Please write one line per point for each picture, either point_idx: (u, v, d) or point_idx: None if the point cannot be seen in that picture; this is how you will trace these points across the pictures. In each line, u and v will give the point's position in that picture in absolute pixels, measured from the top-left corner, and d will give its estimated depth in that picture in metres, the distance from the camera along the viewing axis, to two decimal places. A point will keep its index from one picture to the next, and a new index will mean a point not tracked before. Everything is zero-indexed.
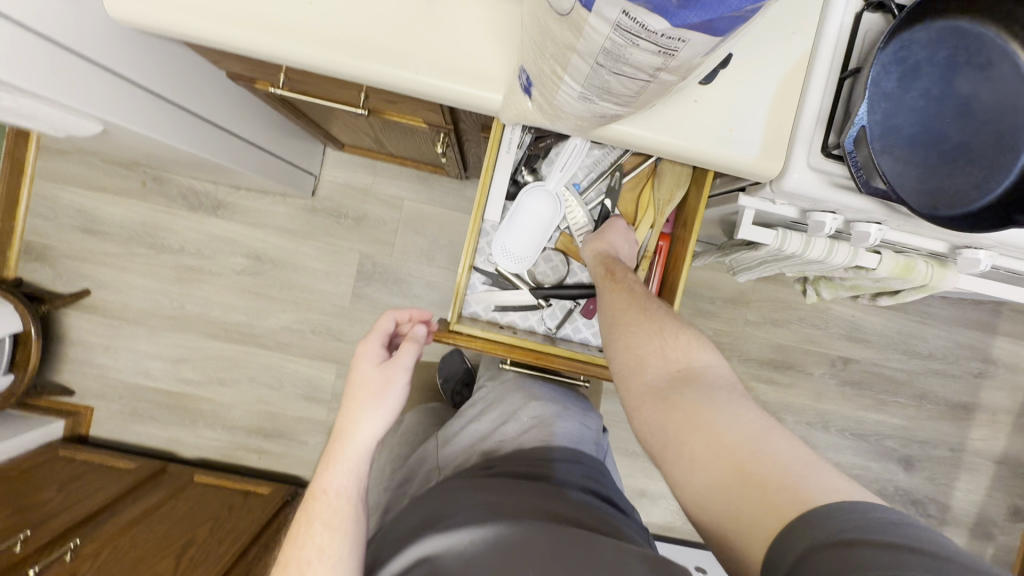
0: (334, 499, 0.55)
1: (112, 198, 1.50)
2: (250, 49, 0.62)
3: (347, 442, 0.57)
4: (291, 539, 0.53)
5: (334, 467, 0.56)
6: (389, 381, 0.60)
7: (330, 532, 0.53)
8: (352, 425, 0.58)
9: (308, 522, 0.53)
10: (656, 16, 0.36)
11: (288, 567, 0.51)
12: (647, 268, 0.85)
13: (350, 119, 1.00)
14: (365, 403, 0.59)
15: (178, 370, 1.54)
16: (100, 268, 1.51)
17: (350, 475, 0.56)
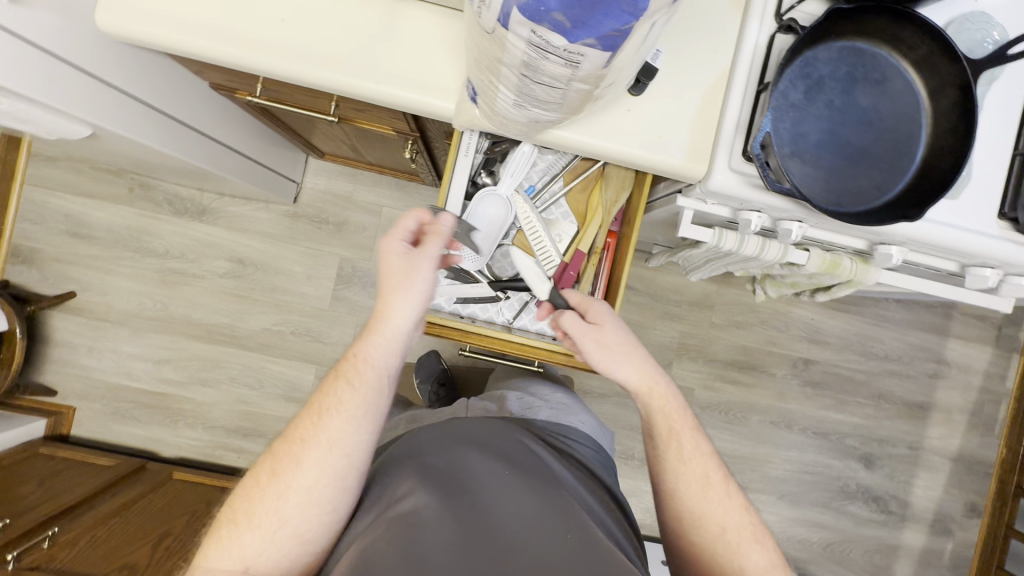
0: (362, 368, 0.66)
1: (100, 203, 1.55)
2: (226, 60, 0.69)
3: (384, 324, 0.67)
4: (319, 392, 0.67)
5: (368, 338, 0.67)
6: (412, 265, 0.67)
7: (348, 393, 0.65)
8: (385, 304, 0.67)
9: (336, 379, 0.66)
10: (556, 34, 0.43)
11: (313, 410, 0.65)
12: (596, 263, 0.92)
13: (327, 128, 1.07)
14: (394, 285, 0.67)
15: (160, 370, 1.58)
16: (86, 271, 1.56)
17: (380, 348, 0.67)
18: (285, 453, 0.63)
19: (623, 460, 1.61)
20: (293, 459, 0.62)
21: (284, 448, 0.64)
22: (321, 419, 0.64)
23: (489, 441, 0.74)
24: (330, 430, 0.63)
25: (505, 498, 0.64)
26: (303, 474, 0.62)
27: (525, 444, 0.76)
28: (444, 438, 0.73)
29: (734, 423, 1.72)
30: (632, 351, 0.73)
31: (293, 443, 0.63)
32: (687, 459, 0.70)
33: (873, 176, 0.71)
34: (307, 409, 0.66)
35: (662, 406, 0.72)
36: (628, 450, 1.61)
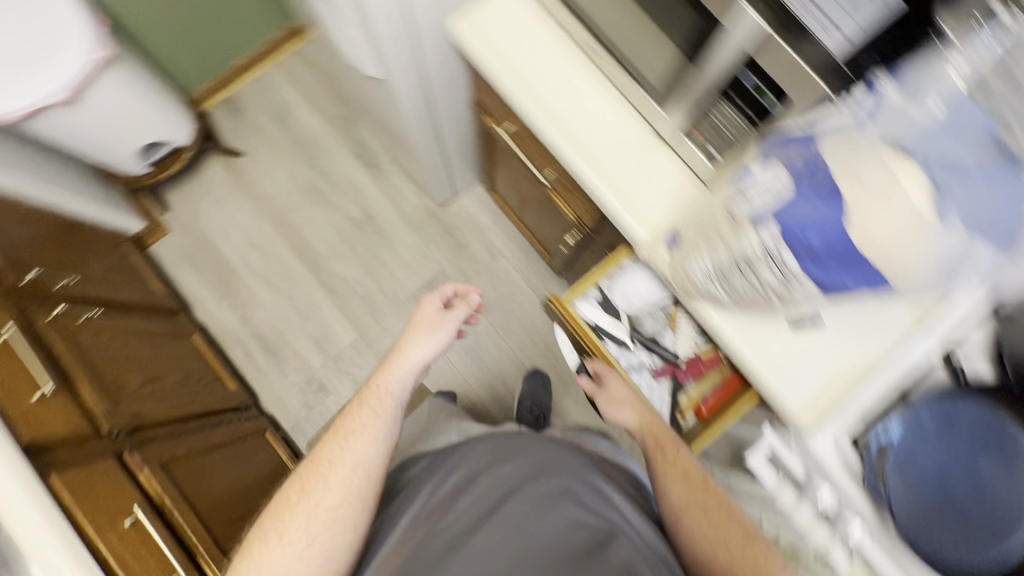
0: (386, 398, 0.90)
1: (312, 109, 1.79)
2: (513, 100, 0.83)
3: (404, 357, 0.94)
4: (344, 417, 0.88)
5: (390, 371, 0.93)
6: (440, 322, 0.98)
7: (371, 415, 0.87)
8: (410, 344, 0.95)
9: (360, 408, 0.89)
10: (792, 257, 0.54)
11: (339, 431, 0.86)
12: (718, 376, 0.93)
13: (521, 180, 1.21)
14: (420, 332, 0.96)
15: (248, 251, 1.72)
16: (264, 146, 1.77)
17: (398, 378, 0.92)
18: (313, 476, 0.83)
19: None
20: (321, 478, 0.82)
21: (309, 472, 0.83)
22: (346, 444, 0.85)
23: (522, 454, 0.90)
24: (354, 449, 0.84)
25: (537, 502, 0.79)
26: (327, 490, 0.81)
27: (559, 455, 0.91)
28: (483, 457, 0.91)
29: None
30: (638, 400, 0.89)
31: (318, 468, 0.83)
32: (689, 477, 0.82)
33: (961, 546, 0.66)
34: (331, 436, 0.87)
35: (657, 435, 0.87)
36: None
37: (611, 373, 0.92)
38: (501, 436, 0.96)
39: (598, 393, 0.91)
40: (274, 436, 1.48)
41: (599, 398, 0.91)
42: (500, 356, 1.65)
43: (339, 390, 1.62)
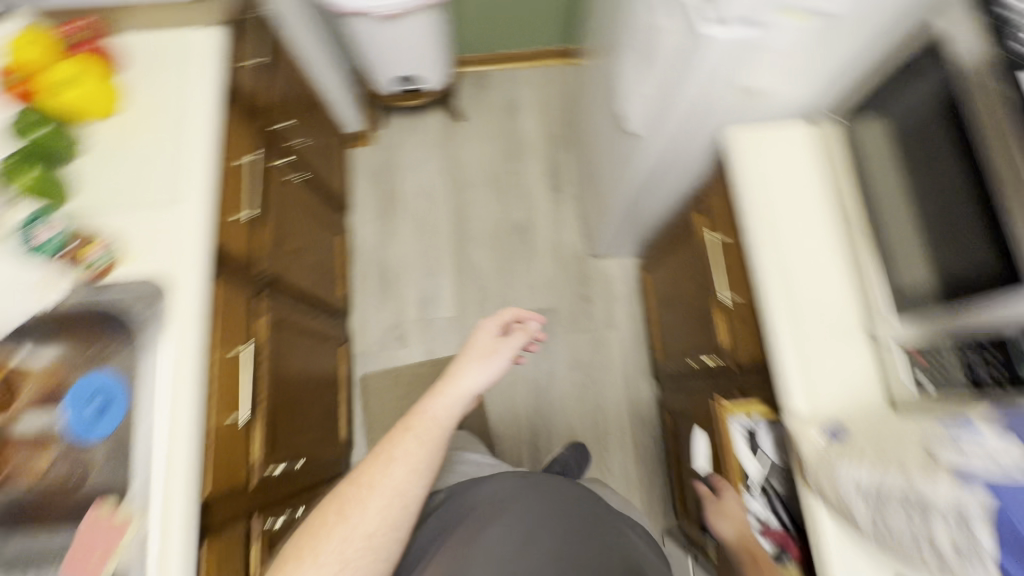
0: (433, 423, 0.89)
1: (538, 117, 1.92)
2: (747, 222, 0.86)
3: (454, 384, 0.93)
4: (388, 438, 0.87)
5: (439, 396, 0.92)
6: (496, 350, 0.99)
7: (417, 442, 0.86)
8: (466, 368, 0.96)
9: (407, 433, 0.87)
10: (990, 538, 0.50)
11: (382, 455, 0.85)
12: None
13: (689, 282, 1.22)
14: (475, 356, 0.97)
15: (418, 195, 1.86)
16: (482, 123, 1.92)
17: (448, 405, 0.91)
18: (352, 497, 0.81)
19: None
20: (361, 498, 0.80)
21: (348, 492, 0.82)
22: (387, 470, 0.83)
23: (542, 506, 0.86)
24: (393, 478, 0.82)
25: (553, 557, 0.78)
26: (365, 512, 0.79)
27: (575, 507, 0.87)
28: (508, 500, 0.87)
29: None
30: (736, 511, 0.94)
31: (357, 491, 0.82)
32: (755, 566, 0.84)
33: None
34: (372, 459, 0.85)
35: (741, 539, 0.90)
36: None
37: (733, 497, 0.96)
38: (524, 475, 0.93)
39: (722, 512, 0.96)
40: (344, 351, 1.59)
41: (719, 517, 0.95)
42: (560, 412, 1.64)
43: (414, 348, 1.70)
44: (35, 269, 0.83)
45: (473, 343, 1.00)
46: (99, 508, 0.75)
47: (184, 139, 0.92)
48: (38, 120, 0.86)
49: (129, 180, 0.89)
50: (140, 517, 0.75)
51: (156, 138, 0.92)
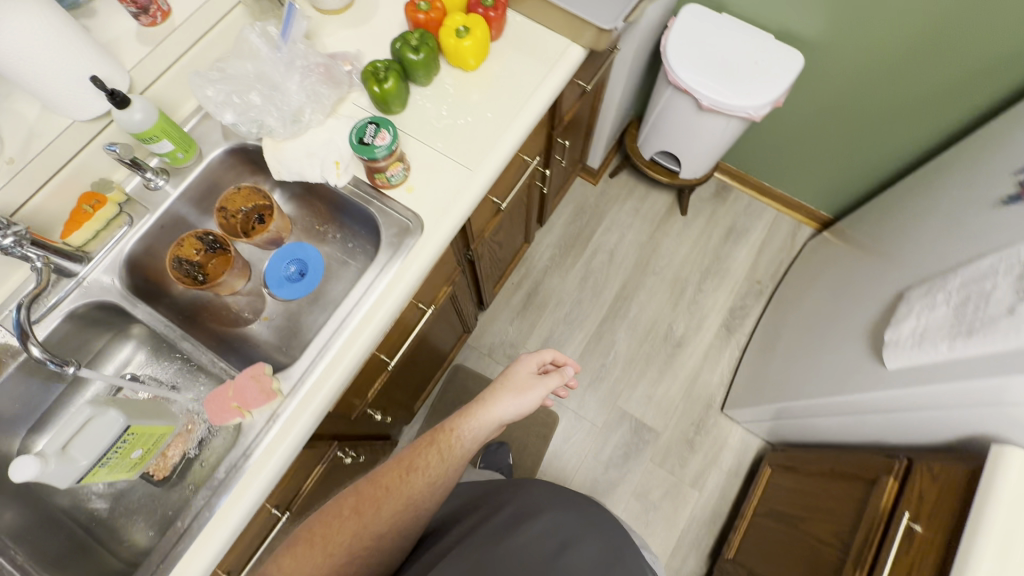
0: (456, 444, 0.90)
1: (755, 255, 1.83)
2: (977, 550, 0.72)
3: (483, 414, 0.91)
4: (413, 450, 0.90)
5: (467, 419, 0.91)
6: (529, 389, 0.93)
7: (436, 460, 0.88)
8: (496, 400, 0.91)
9: (429, 450, 0.89)
10: None
11: (402, 464, 0.88)
12: None
13: (825, 522, 1.10)
14: (508, 389, 0.93)
15: (605, 249, 1.83)
16: (701, 227, 1.87)
17: (471, 432, 0.90)
18: (369, 497, 0.86)
19: None
20: (376, 501, 0.86)
21: (367, 490, 0.87)
22: (404, 478, 0.87)
23: (565, 509, 0.96)
24: (408, 489, 0.86)
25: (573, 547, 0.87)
26: (377, 512, 0.85)
27: (597, 516, 0.97)
28: (542, 501, 0.98)
29: None
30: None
31: (376, 491, 0.87)
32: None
33: None
34: (394, 465, 0.89)
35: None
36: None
37: None
38: (557, 489, 1.02)
39: None
40: (462, 340, 1.60)
41: None
42: None
43: None
44: (334, 151, 0.90)
45: (508, 377, 0.95)
46: (260, 371, 0.78)
47: (504, 127, 0.97)
48: (427, 38, 0.92)
49: (444, 130, 0.96)
50: (284, 400, 0.80)
51: (486, 112, 0.98)
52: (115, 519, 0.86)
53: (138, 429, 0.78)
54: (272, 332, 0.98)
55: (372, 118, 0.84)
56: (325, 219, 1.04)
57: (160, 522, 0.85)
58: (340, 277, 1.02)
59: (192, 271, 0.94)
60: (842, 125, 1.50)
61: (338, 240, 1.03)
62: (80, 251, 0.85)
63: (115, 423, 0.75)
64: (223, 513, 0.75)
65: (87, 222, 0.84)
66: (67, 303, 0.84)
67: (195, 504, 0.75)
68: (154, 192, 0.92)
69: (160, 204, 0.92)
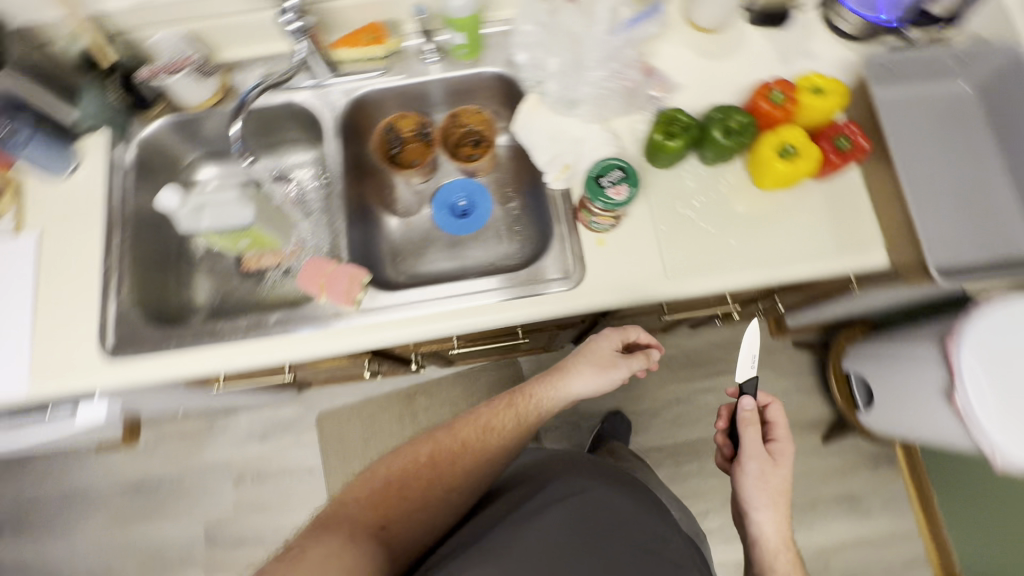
0: (532, 408, 0.79)
1: (849, 542, 1.51)
2: None
3: (561, 377, 0.80)
4: (488, 407, 0.80)
5: (545, 381, 0.81)
6: (614, 365, 0.80)
7: (512, 421, 0.77)
8: (574, 371, 0.80)
9: (506, 408, 0.79)
10: None
11: (477, 419, 0.78)
12: None
13: None
14: (590, 363, 0.80)
15: (721, 398, 1.60)
16: (828, 469, 1.55)
17: (550, 393, 0.80)
18: (442, 448, 0.75)
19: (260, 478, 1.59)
20: (450, 452, 0.75)
21: (442, 441, 0.76)
22: (481, 434, 0.76)
23: (604, 479, 0.81)
24: (485, 445, 0.75)
25: (617, 530, 0.72)
26: (452, 464, 0.74)
27: (636, 490, 0.83)
28: (581, 473, 0.81)
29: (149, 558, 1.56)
30: (780, 504, 0.75)
31: (450, 445, 0.75)
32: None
33: None
34: (469, 419, 0.78)
35: (780, 540, 0.73)
36: (271, 486, 1.59)
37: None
38: (599, 464, 0.88)
39: None
40: (534, 353, 1.53)
41: None
42: None
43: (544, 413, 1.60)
44: (573, 153, 0.83)
45: (590, 346, 0.82)
46: (358, 277, 0.79)
47: (732, 265, 0.82)
48: (746, 131, 0.77)
49: (679, 218, 0.83)
50: (353, 313, 0.80)
51: (729, 236, 0.83)
52: (197, 267, 0.96)
53: (254, 232, 0.84)
54: (401, 237, 0.98)
55: (622, 162, 0.74)
56: (520, 188, 0.99)
57: (220, 297, 0.95)
58: (486, 245, 0.97)
59: (393, 143, 0.95)
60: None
61: (513, 214, 0.98)
62: (335, 66, 0.90)
63: (241, 219, 0.80)
64: (248, 349, 0.80)
65: (357, 48, 0.88)
66: (295, 94, 0.91)
67: (239, 323, 0.81)
68: (420, 63, 0.92)
69: (415, 75, 0.92)
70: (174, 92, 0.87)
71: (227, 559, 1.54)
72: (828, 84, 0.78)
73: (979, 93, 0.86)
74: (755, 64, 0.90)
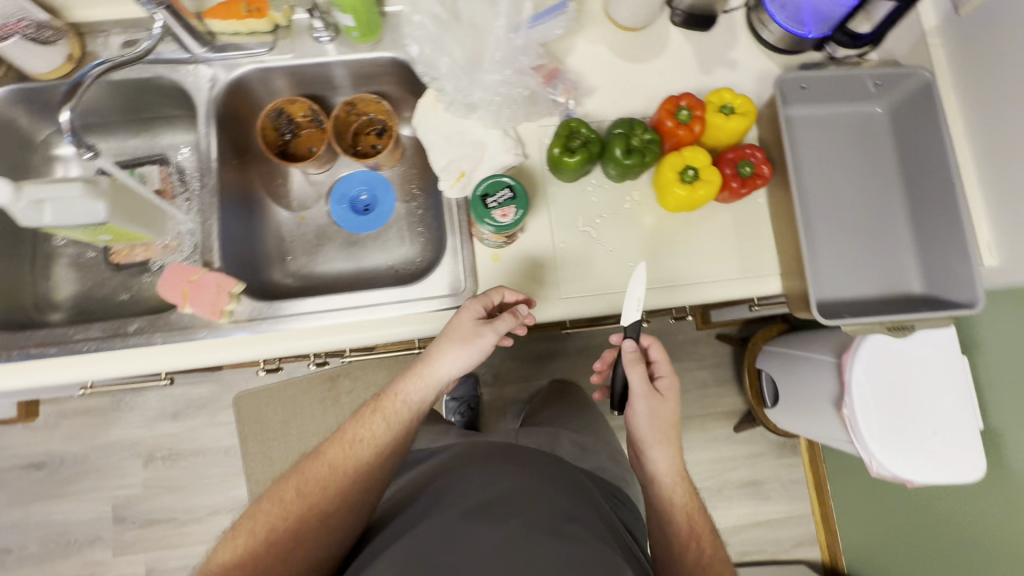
0: (402, 409, 0.74)
1: (747, 522, 1.61)
2: None
3: (427, 369, 0.75)
4: (357, 417, 0.75)
5: (409, 378, 0.75)
6: (478, 335, 0.72)
7: (381, 427, 0.73)
8: (437, 353, 0.73)
9: (372, 415, 0.74)
10: None
11: (344, 435, 0.73)
12: None
13: None
14: (452, 340, 0.73)
15: None
16: (735, 457, 1.64)
17: (416, 387, 0.75)
18: (309, 476, 0.70)
19: (172, 459, 1.54)
20: (317, 482, 0.70)
21: (307, 472, 0.71)
22: (349, 449, 0.72)
23: (514, 466, 0.73)
24: (356, 461, 0.71)
25: (512, 519, 0.62)
26: (321, 494, 0.69)
27: (549, 471, 0.75)
28: (453, 470, 0.74)
29: (54, 538, 1.50)
30: (672, 438, 0.77)
31: (317, 470, 0.71)
32: (704, 566, 0.71)
33: None
34: (334, 439, 0.73)
35: (680, 495, 0.76)
36: (183, 466, 1.54)
37: None
38: (480, 448, 0.80)
39: None
40: None
41: None
42: None
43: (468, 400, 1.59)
44: (471, 159, 0.77)
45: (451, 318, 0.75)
46: (227, 286, 0.73)
47: (629, 286, 0.80)
48: (649, 150, 0.73)
49: (578, 235, 0.80)
50: (228, 325, 0.75)
51: (626, 256, 0.80)
52: (59, 258, 0.87)
53: (114, 228, 0.74)
54: (293, 234, 0.90)
55: (512, 180, 0.69)
56: (425, 186, 0.93)
57: (86, 293, 0.86)
58: (385, 247, 0.92)
59: (284, 128, 0.87)
60: (915, 540, 1.23)
61: (416, 214, 0.93)
62: (208, 37, 0.79)
63: (93, 216, 0.70)
64: (103, 361, 0.73)
65: (232, 21, 0.76)
66: (159, 68, 0.80)
67: (94, 332, 0.74)
68: (312, 41, 0.82)
69: (306, 55, 0.82)
70: (13, 60, 0.74)
71: (137, 538, 1.51)
72: (739, 105, 0.76)
73: (890, 119, 0.84)
74: (673, 70, 0.85)
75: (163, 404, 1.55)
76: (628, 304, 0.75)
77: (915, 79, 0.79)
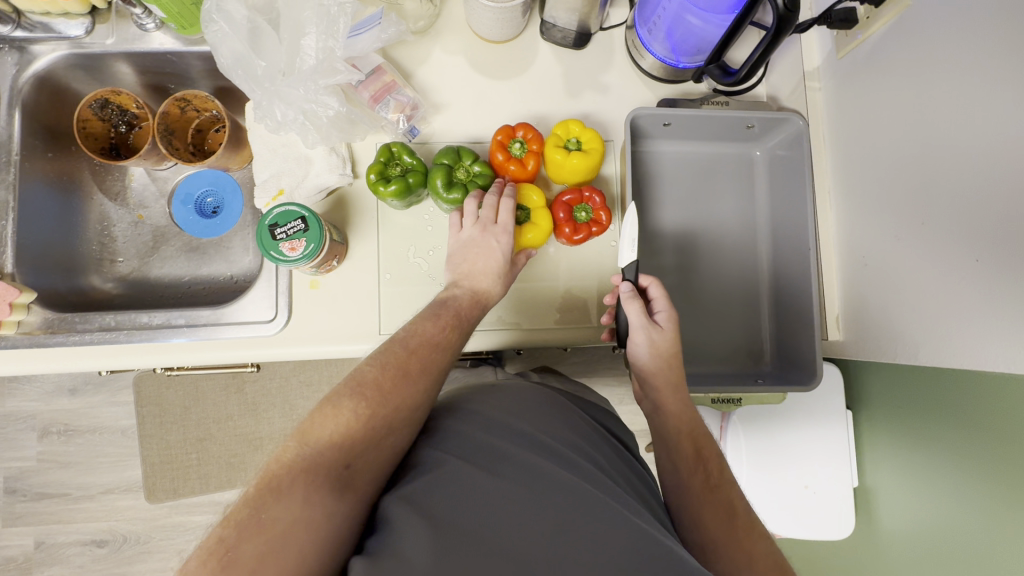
0: (474, 311, 0.64)
1: None
2: None
3: (491, 285, 0.66)
4: (429, 317, 0.62)
5: (475, 287, 0.65)
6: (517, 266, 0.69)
7: (459, 332, 0.62)
8: (493, 277, 0.66)
9: (451, 317, 0.62)
10: None
11: (430, 333, 0.60)
12: None
13: None
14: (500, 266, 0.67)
15: None
16: None
17: (474, 296, 0.65)
18: (406, 363, 0.56)
19: (69, 434, 1.51)
20: (416, 372, 0.56)
21: (402, 357, 0.56)
22: (437, 348, 0.59)
23: (522, 409, 0.59)
24: (441, 363, 0.58)
25: (519, 471, 0.48)
26: (415, 384, 0.55)
27: (560, 417, 0.60)
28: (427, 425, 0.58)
29: None
30: (676, 371, 0.67)
31: (410, 361, 0.56)
32: (712, 491, 0.59)
33: None
34: (416, 331, 0.59)
35: (682, 420, 0.65)
36: (78, 443, 1.51)
37: None
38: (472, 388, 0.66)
39: None
40: None
41: None
42: None
43: None
44: (294, 176, 0.71)
45: (497, 228, 0.67)
46: (9, 295, 0.68)
47: None
48: (473, 184, 0.71)
49: (408, 268, 0.73)
50: (14, 336, 0.70)
51: None
52: None
53: None
54: (123, 236, 0.84)
55: (305, 207, 0.62)
56: None
57: None
58: (227, 256, 0.85)
59: (115, 120, 0.80)
60: None
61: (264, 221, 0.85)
62: (14, 15, 0.71)
63: None
64: None
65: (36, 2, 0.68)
66: None
67: None
68: (135, 27, 0.74)
69: (127, 42, 0.75)
70: None
71: (32, 508, 1.50)
72: (585, 140, 0.69)
73: (768, 167, 0.78)
74: (538, 89, 0.77)
75: (62, 380, 1.50)
76: (623, 243, 0.67)
77: (791, 129, 0.72)
